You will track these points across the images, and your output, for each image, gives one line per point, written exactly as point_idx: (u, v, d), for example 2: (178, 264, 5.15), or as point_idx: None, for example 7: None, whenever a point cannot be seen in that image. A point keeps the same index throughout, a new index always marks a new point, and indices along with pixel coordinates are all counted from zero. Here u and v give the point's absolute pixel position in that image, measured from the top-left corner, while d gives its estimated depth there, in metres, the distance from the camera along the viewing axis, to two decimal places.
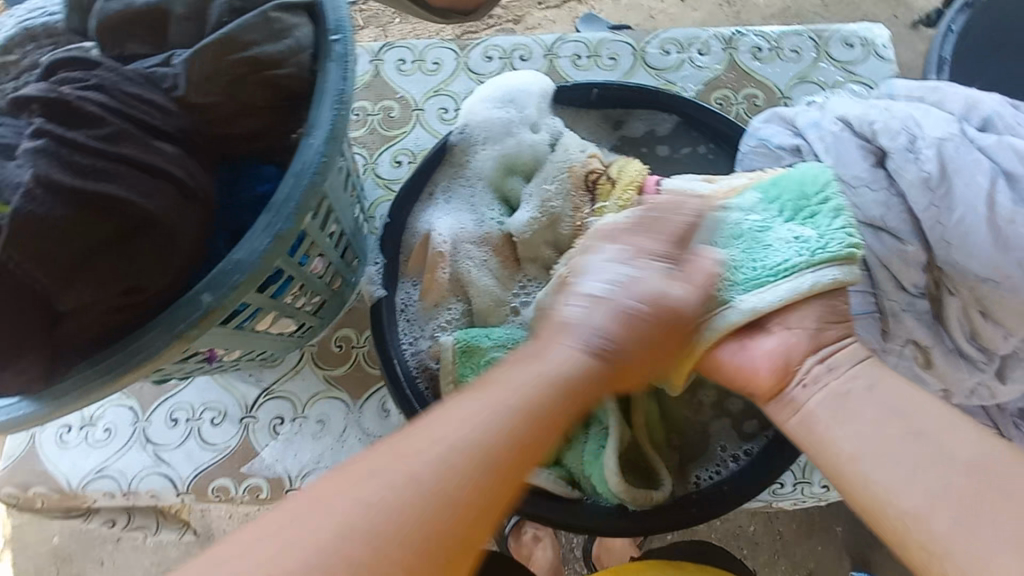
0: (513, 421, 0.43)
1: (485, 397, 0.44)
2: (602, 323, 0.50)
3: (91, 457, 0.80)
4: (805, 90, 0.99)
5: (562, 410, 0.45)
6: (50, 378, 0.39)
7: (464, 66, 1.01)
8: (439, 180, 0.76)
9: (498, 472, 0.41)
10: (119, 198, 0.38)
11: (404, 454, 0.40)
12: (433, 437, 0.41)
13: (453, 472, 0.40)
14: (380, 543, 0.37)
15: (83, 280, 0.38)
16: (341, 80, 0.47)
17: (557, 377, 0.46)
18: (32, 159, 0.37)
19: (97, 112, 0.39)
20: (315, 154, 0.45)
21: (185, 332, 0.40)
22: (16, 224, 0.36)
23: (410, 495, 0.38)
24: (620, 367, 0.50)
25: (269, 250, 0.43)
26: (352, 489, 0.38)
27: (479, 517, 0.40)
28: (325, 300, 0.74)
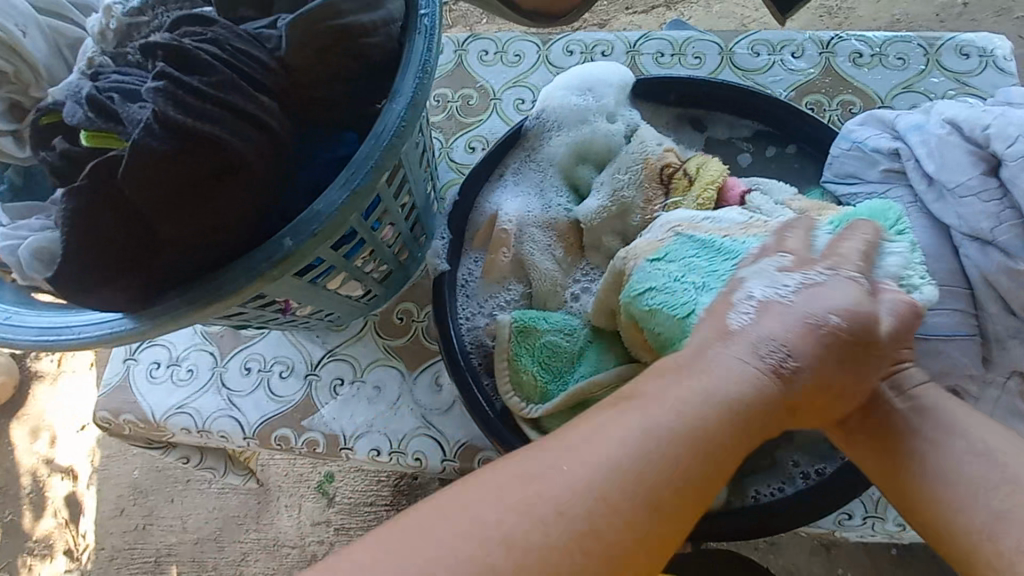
0: (688, 428, 0.42)
1: (660, 397, 0.43)
2: (788, 334, 0.48)
3: (175, 395, 0.88)
4: (909, 100, 0.92)
5: (754, 418, 0.45)
6: (149, 300, 0.43)
7: (545, 59, 1.02)
8: (512, 163, 0.77)
9: (699, 461, 0.41)
10: (219, 139, 0.41)
11: (594, 439, 0.40)
12: (609, 445, 0.40)
13: (671, 463, 0.40)
14: (598, 532, 0.37)
15: (183, 212, 0.42)
16: (424, 52, 0.49)
17: (728, 399, 0.44)
18: (153, 98, 0.41)
19: (209, 62, 0.43)
20: (395, 118, 0.47)
21: (265, 272, 0.44)
22: (134, 155, 0.40)
23: (607, 493, 0.38)
24: (800, 398, 0.48)
25: (345, 204, 0.46)
26: (534, 484, 0.38)
27: (693, 498, 0.41)
28: (391, 271, 0.77)
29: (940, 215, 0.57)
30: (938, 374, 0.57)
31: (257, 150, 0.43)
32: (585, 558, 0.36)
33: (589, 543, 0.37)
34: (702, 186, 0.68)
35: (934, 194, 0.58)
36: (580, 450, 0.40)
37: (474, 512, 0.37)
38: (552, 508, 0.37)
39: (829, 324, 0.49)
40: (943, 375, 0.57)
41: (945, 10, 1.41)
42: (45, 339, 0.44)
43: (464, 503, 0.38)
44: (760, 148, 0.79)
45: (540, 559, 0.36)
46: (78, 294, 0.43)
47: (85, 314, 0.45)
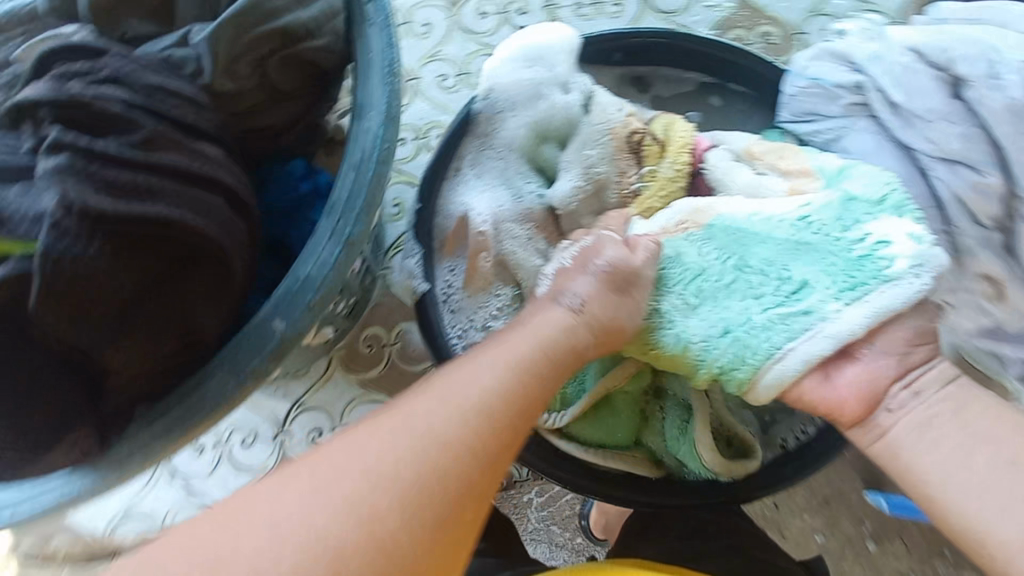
0: (502, 382, 0.41)
1: (477, 358, 0.42)
2: (585, 289, 0.50)
3: (116, 500, 0.74)
4: (820, 24, 0.94)
5: (553, 368, 0.45)
6: (129, 413, 0.39)
7: (457, 26, 0.91)
8: (468, 153, 0.68)
9: (500, 430, 0.38)
10: (164, 218, 0.37)
11: (455, 376, 0.40)
12: (427, 410, 0.37)
13: (476, 399, 0.39)
14: (415, 480, 0.34)
15: (140, 324, 0.38)
16: (386, 49, 0.39)
17: (543, 332, 0.46)
18: (55, 179, 0.36)
19: (124, 116, 0.37)
20: (374, 139, 0.38)
21: (259, 369, 0.34)
22: (48, 269, 0.35)
23: (414, 463, 0.35)
24: (602, 327, 0.49)
25: (340, 260, 0.36)
26: (347, 460, 0.35)
27: (494, 467, 0.37)
28: (357, 302, 0.67)
29: (909, 141, 0.58)
30: None
31: (220, 223, 0.39)
32: (424, 500, 0.34)
33: (411, 486, 0.34)
34: (677, 153, 0.65)
35: (900, 121, 0.58)
36: (421, 391, 0.39)
37: (304, 468, 0.35)
38: (362, 443, 0.35)
39: (607, 273, 0.51)
40: (930, 294, 0.59)
41: None
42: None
43: (308, 464, 0.35)
44: (705, 93, 0.77)
45: (388, 510, 0.33)
46: (36, 448, 0.37)
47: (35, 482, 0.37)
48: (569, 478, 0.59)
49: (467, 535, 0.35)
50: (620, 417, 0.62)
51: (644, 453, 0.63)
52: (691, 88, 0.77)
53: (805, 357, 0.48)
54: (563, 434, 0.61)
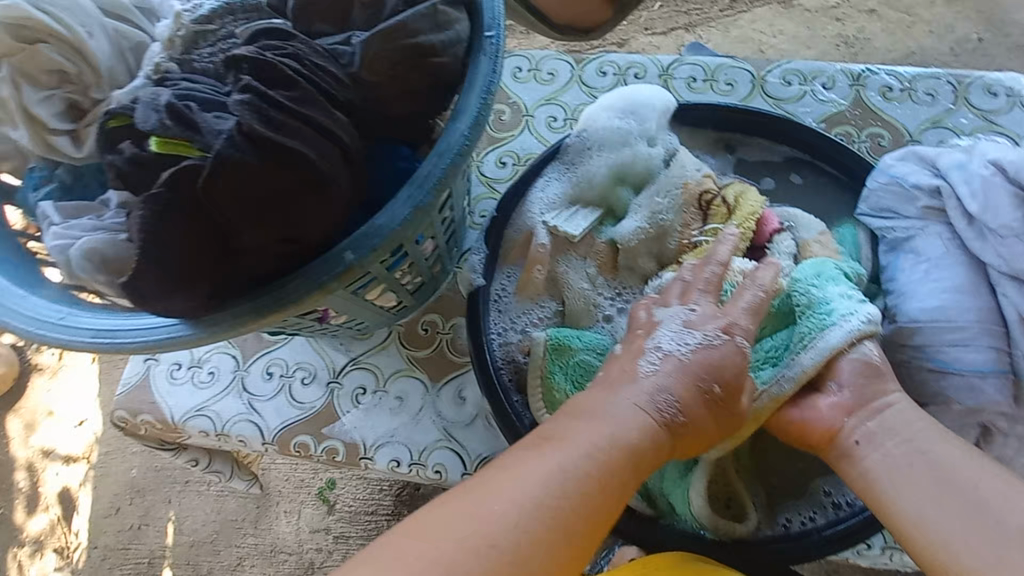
0: (583, 482, 0.47)
1: (559, 451, 0.48)
2: (678, 386, 0.54)
3: (195, 397, 0.88)
4: (938, 135, 0.92)
5: (633, 471, 0.50)
6: (220, 305, 0.44)
7: (578, 79, 1.03)
8: (551, 177, 0.77)
9: (584, 524, 0.46)
10: (298, 149, 0.44)
11: (550, 460, 0.48)
12: (516, 501, 0.45)
13: (574, 494, 0.47)
14: (524, 555, 0.43)
15: (260, 223, 0.44)
16: (490, 73, 0.49)
17: (631, 433, 0.51)
18: (238, 109, 0.44)
19: (291, 76, 0.46)
20: (459, 137, 0.48)
21: (326, 284, 0.44)
22: (217, 166, 0.43)
23: (510, 552, 0.43)
24: (686, 429, 0.54)
25: (407, 219, 0.46)
26: (450, 541, 0.43)
27: (579, 553, 0.46)
28: (424, 282, 0.77)
29: (980, 253, 0.58)
30: (971, 410, 0.57)
31: (331, 161, 0.45)
32: None
33: (511, 574, 0.42)
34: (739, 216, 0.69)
35: (975, 233, 0.59)
36: (516, 476, 0.47)
37: (444, 539, 0.43)
38: (489, 524, 0.44)
39: (711, 389, 0.54)
40: (977, 411, 0.57)
41: (959, 45, 1.40)
42: (100, 342, 0.44)
43: (444, 522, 0.44)
44: (788, 174, 0.80)
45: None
46: (140, 297, 0.43)
47: (142, 318, 0.45)
48: None
49: None
50: None
51: (639, 487, 0.63)
52: (775, 167, 0.80)
53: (793, 379, 0.58)
54: None
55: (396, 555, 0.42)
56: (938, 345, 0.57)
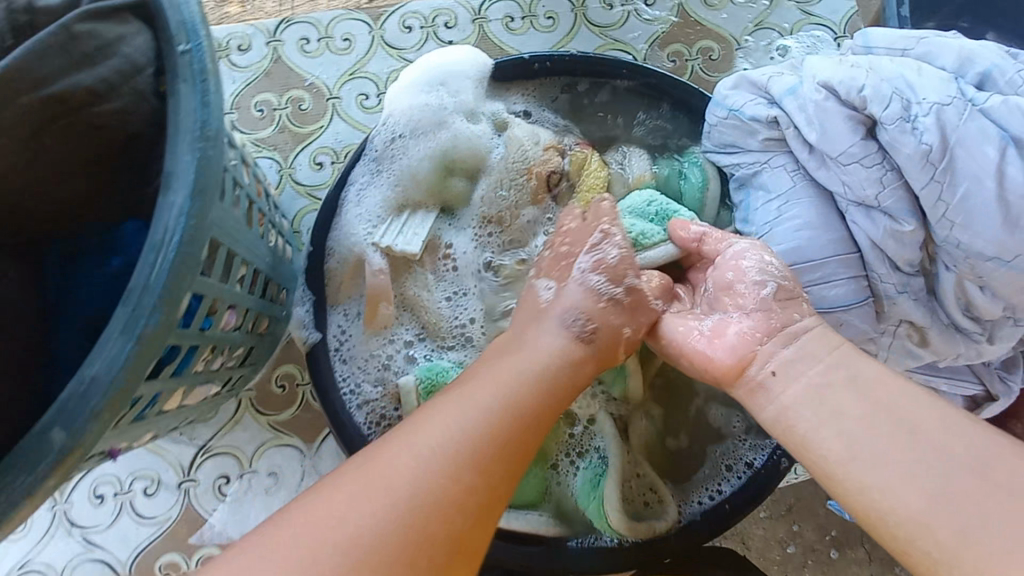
0: (511, 393, 0.45)
1: (497, 368, 0.47)
2: (575, 307, 0.52)
3: (11, 554, 0.70)
4: (763, 37, 0.89)
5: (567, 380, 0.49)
6: None
7: (380, 41, 0.86)
8: (361, 182, 0.62)
9: (513, 434, 0.43)
10: None
11: (465, 397, 0.44)
12: (443, 424, 0.42)
13: (502, 405, 0.44)
14: (457, 490, 0.39)
15: None
16: (198, 108, 0.35)
17: (545, 355, 0.49)
18: None
19: None
20: (178, 216, 0.34)
21: (38, 486, 0.31)
22: None
23: (433, 462, 0.40)
24: (604, 351, 0.52)
25: (133, 359, 0.32)
26: (371, 472, 0.39)
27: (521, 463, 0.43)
28: (252, 347, 0.64)
29: (825, 183, 0.55)
30: None
31: None
32: (456, 500, 0.39)
33: (436, 489, 0.39)
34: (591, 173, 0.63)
35: (817, 161, 0.55)
36: (470, 387, 0.45)
37: (290, 532, 0.37)
38: (402, 454, 0.40)
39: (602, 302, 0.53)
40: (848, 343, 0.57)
41: None
42: None
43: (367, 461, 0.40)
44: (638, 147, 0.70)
45: (428, 519, 0.38)
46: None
47: None
48: None
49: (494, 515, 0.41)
50: (528, 476, 0.60)
51: (552, 509, 0.60)
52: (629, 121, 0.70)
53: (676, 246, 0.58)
54: None
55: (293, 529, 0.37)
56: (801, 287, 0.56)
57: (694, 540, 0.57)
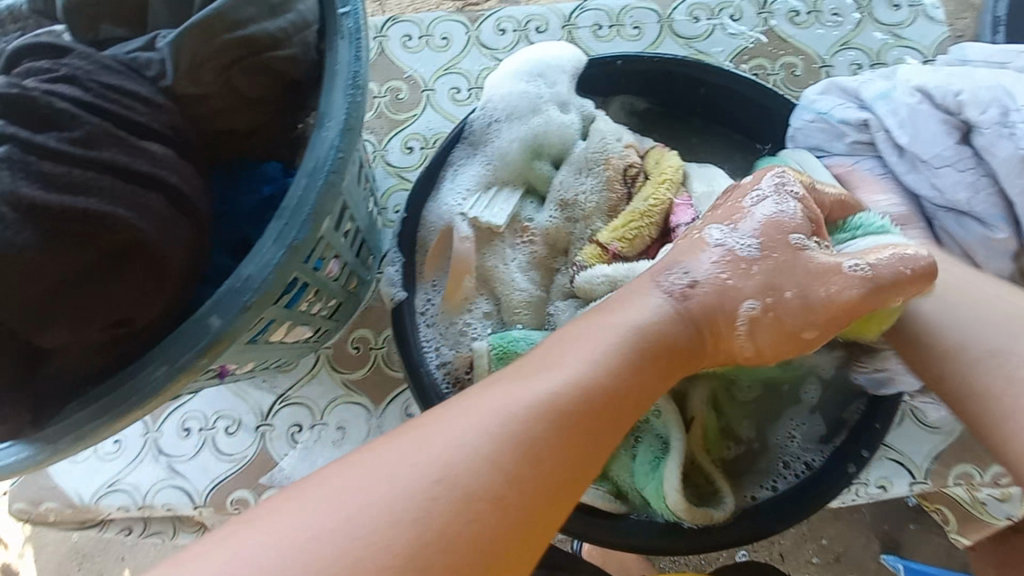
0: (585, 388, 0.41)
1: (553, 359, 0.42)
2: (641, 308, 0.46)
3: (103, 472, 0.77)
4: (848, 57, 0.90)
5: (616, 386, 0.42)
6: (39, 425, 0.38)
7: (475, 40, 0.93)
8: (459, 162, 0.68)
9: (579, 453, 0.39)
10: (100, 213, 0.37)
11: (508, 394, 0.40)
12: (440, 438, 0.37)
13: (635, 379, 0.43)
14: (458, 516, 0.34)
15: (70, 303, 0.38)
16: (353, 61, 0.41)
17: (629, 328, 0.45)
18: None
19: (69, 110, 0.38)
20: (329, 148, 0.39)
21: (191, 362, 0.36)
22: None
23: (466, 471, 0.36)
24: (665, 348, 0.46)
25: (282, 262, 0.37)
26: (400, 461, 0.36)
27: (579, 481, 0.39)
28: (341, 303, 0.69)
29: (914, 186, 0.56)
30: None
31: (159, 221, 0.39)
32: (442, 537, 0.34)
33: (423, 510, 0.34)
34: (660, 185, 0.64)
35: (906, 165, 0.56)
36: (512, 378, 0.41)
37: (319, 495, 0.35)
38: (477, 437, 0.37)
39: (679, 288, 0.47)
40: None
41: None
42: None
43: (379, 458, 0.37)
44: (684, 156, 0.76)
45: (401, 551, 0.33)
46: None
47: None
48: None
49: (536, 540, 0.37)
50: None
51: (609, 486, 0.62)
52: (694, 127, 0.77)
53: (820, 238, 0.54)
54: None
55: (324, 503, 0.34)
56: None
57: (750, 532, 0.58)
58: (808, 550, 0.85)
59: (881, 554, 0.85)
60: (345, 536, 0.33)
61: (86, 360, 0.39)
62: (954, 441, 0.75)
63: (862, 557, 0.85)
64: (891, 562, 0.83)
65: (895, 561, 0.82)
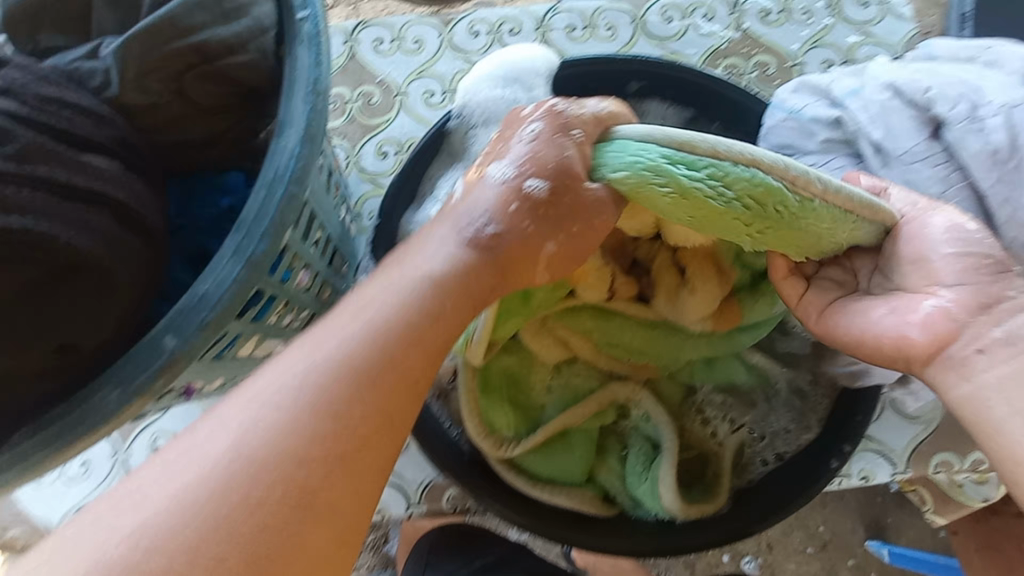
0: (355, 362, 0.37)
1: (317, 336, 0.38)
2: (432, 255, 0.41)
3: (71, 496, 0.75)
4: (819, 55, 0.91)
5: (394, 365, 0.38)
6: None
7: (448, 43, 0.92)
8: (436, 168, 0.68)
9: (343, 426, 0.36)
10: (37, 233, 0.36)
11: (277, 377, 0.36)
12: (216, 437, 0.34)
13: (404, 338, 0.39)
14: (282, 495, 0.33)
15: (14, 324, 0.36)
16: (312, 66, 0.40)
17: (423, 274, 0.41)
18: None
19: (5, 125, 0.37)
20: (290, 157, 0.38)
21: (145, 387, 0.34)
22: None
23: (264, 450, 0.34)
24: (508, 255, 0.42)
25: (241, 279, 0.36)
26: (224, 435, 0.34)
27: (360, 458, 0.36)
28: (315, 313, 0.67)
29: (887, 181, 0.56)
30: None
31: (105, 240, 0.37)
32: (272, 500, 0.33)
33: (258, 493, 0.33)
34: None
35: (880, 160, 0.57)
36: (290, 362, 0.37)
37: (139, 486, 0.33)
38: (282, 396, 0.35)
39: (484, 233, 0.42)
40: None
41: None
42: None
43: (204, 436, 0.35)
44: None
45: (230, 530, 0.32)
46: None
47: None
48: (510, 515, 0.58)
49: (350, 513, 0.35)
50: (575, 454, 0.61)
51: (597, 489, 0.62)
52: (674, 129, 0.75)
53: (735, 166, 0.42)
54: (512, 467, 0.60)
55: (145, 499, 0.33)
56: None
57: (749, 520, 0.59)
58: (795, 543, 0.84)
59: (868, 541, 0.84)
60: (179, 535, 0.32)
61: (33, 389, 0.37)
62: (932, 432, 0.75)
63: (851, 539, 0.85)
64: (875, 547, 0.82)
65: (880, 546, 0.82)
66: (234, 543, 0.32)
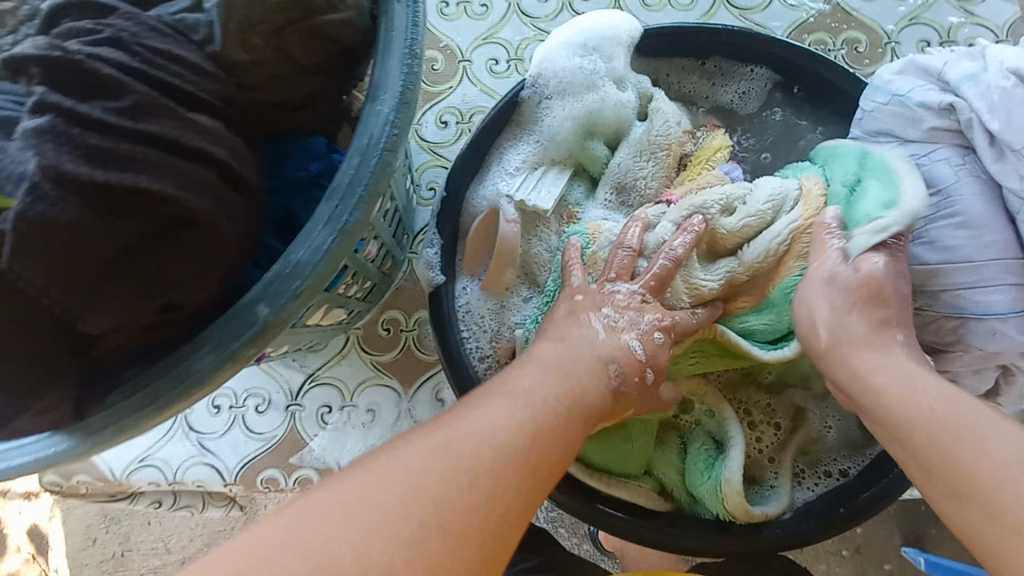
0: (535, 418, 0.41)
1: (498, 393, 0.42)
2: (588, 332, 0.51)
3: (134, 446, 0.77)
4: (916, 33, 0.84)
5: (561, 435, 0.42)
6: (79, 412, 0.36)
7: (516, 8, 0.88)
8: (509, 142, 0.66)
9: (518, 472, 0.38)
10: (153, 190, 0.35)
11: (470, 416, 0.40)
12: (414, 454, 0.36)
13: (568, 414, 0.43)
14: (465, 517, 0.34)
15: (118, 284, 0.35)
16: (410, 27, 0.38)
17: (582, 340, 0.50)
18: (34, 143, 0.34)
19: (115, 78, 0.36)
20: (384, 123, 0.36)
21: (239, 352, 0.33)
22: (27, 229, 0.33)
23: (457, 471, 0.36)
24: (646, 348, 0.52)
25: (333, 248, 0.34)
26: (420, 454, 0.36)
27: (523, 509, 0.37)
28: (375, 284, 0.66)
29: (999, 177, 0.52)
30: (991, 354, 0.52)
31: (215, 202, 0.37)
32: (460, 519, 0.34)
33: (448, 508, 0.34)
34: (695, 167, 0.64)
35: (993, 154, 0.52)
36: (480, 406, 0.41)
37: (337, 487, 0.34)
38: (478, 431, 0.38)
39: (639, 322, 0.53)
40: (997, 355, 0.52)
41: None
42: None
43: (400, 455, 0.36)
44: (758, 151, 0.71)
45: (419, 537, 0.33)
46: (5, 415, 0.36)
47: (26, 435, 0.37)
48: (565, 502, 0.57)
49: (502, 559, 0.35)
50: (633, 443, 0.59)
51: (652, 481, 0.60)
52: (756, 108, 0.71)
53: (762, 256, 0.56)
54: None
55: (338, 497, 0.34)
56: (954, 288, 0.53)
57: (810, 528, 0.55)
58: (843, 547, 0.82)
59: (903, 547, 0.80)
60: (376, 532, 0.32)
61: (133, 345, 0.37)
62: None
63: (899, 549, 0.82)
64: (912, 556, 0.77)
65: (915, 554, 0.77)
66: (418, 549, 0.32)
